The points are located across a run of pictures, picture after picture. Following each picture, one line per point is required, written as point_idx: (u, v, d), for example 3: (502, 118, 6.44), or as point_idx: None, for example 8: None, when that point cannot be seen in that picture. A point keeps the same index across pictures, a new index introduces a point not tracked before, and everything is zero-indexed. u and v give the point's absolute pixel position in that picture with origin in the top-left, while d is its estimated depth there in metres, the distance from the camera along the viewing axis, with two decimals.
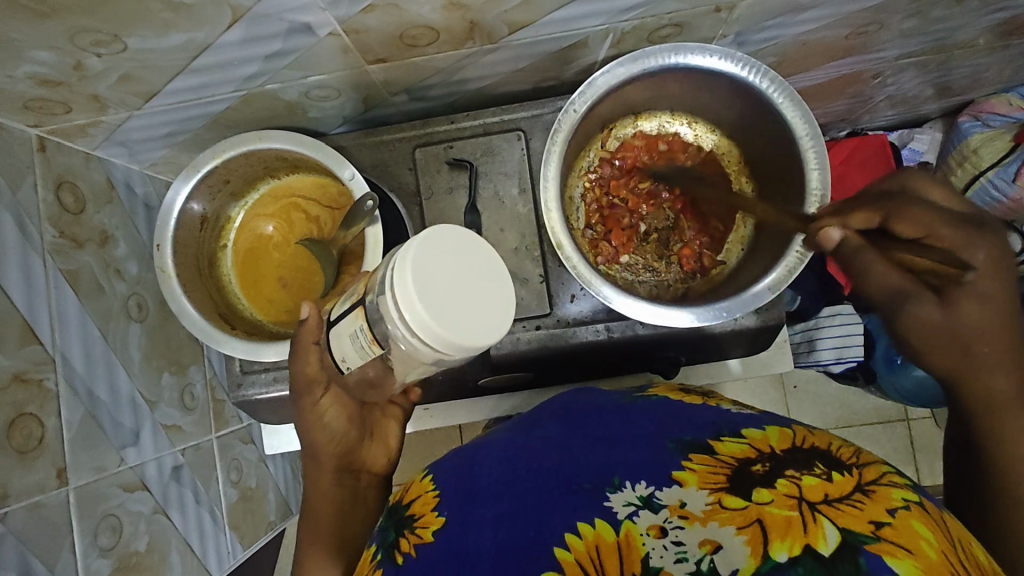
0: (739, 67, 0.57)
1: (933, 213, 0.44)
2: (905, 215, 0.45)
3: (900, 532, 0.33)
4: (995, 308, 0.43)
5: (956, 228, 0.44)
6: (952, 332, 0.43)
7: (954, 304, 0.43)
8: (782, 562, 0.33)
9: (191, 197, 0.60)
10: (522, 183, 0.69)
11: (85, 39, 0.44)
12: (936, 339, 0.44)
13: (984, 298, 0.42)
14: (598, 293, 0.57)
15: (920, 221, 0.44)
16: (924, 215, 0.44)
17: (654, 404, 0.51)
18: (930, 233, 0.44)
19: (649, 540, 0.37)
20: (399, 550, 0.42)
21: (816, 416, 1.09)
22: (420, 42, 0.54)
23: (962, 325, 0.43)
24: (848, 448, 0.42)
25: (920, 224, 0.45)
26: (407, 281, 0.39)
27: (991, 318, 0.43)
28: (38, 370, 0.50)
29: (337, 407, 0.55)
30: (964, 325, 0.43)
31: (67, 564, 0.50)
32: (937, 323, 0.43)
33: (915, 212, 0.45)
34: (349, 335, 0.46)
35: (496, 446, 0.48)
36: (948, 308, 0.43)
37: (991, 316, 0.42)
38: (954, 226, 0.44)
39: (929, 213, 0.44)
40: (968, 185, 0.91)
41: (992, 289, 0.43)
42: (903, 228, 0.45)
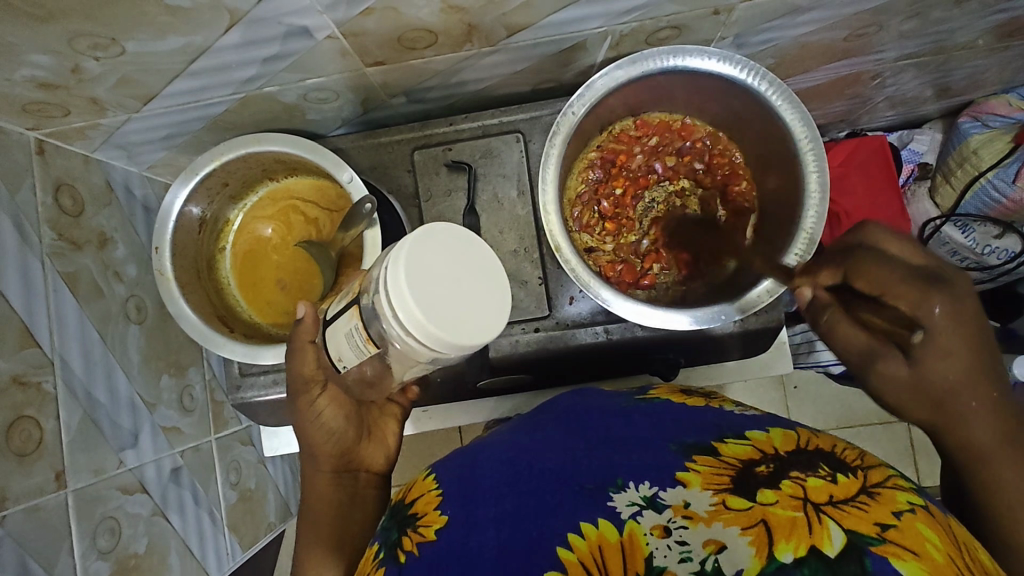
0: (737, 70, 0.57)
1: (890, 270, 0.42)
2: (861, 274, 0.43)
3: (905, 534, 0.33)
4: (963, 360, 0.42)
5: (913, 284, 0.42)
6: (925, 391, 0.43)
7: (920, 364, 0.42)
8: (787, 563, 0.33)
9: (190, 200, 0.60)
10: (521, 185, 0.69)
11: (83, 43, 0.44)
12: (911, 397, 0.43)
13: (948, 352, 0.41)
14: (597, 296, 0.57)
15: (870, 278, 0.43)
16: (882, 274, 0.43)
17: (657, 407, 0.50)
18: (888, 293, 0.42)
19: (652, 540, 0.37)
20: (402, 549, 0.42)
21: (815, 417, 1.09)
22: (419, 44, 0.54)
23: (931, 383, 0.42)
24: (853, 450, 0.42)
25: (874, 281, 0.43)
26: (400, 282, 0.39)
27: (963, 370, 0.42)
28: (37, 373, 0.50)
29: (335, 407, 0.54)
30: (935, 383, 0.42)
31: (66, 567, 0.50)
32: (907, 386, 0.43)
33: (873, 270, 0.43)
34: (345, 335, 0.46)
35: (497, 448, 0.48)
36: (912, 369, 0.43)
37: (962, 368, 0.42)
38: (912, 285, 0.42)
39: (888, 271, 0.42)
40: (968, 187, 0.91)
41: (955, 346, 0.41)
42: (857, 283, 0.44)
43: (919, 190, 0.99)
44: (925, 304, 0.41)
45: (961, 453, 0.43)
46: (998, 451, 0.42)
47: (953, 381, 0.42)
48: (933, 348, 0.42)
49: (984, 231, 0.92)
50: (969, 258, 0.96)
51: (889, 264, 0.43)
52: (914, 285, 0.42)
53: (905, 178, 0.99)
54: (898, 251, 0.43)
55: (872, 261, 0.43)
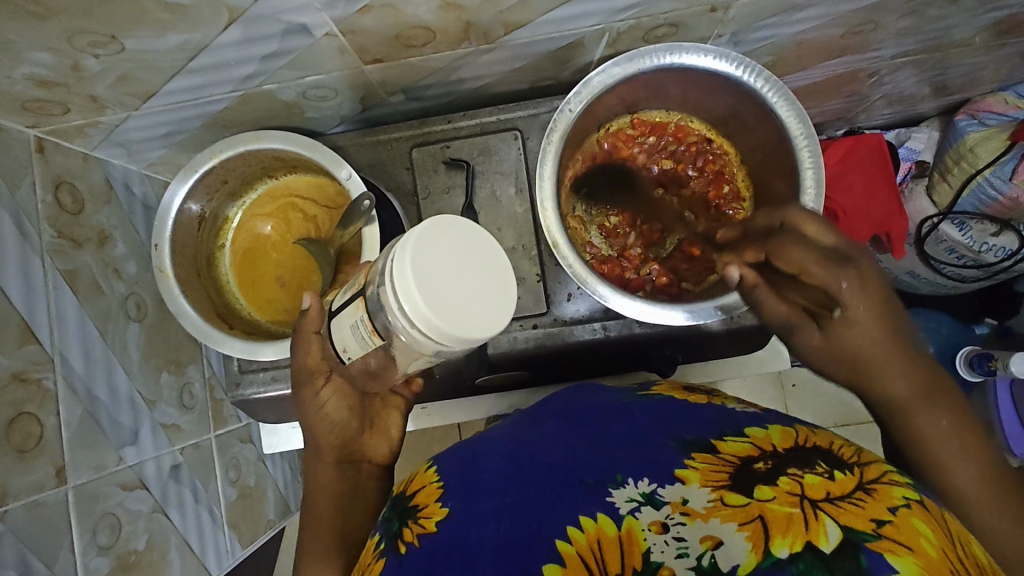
0: (735, 67, 0.57)
1: (806, 250, 0.47)
2: (783, 255, 0.48)
3: (900, 529, 0.33)
4: (872, 324, 0.46)
5: (825, 263, 0.46)
6: (843, 354, 0.47)
7: (831, 330, 0.47)
8: (782, 558, 0.33)
9: (189, 196, 0.60)
10: (519, 183, 0.70)
11: (83, 40, 0.45)
12: (829, 359, 0.48)
13: (859, 321, 0.46)
14: (594, 292, 0.57)
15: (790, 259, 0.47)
16: (800, 254, 0.47)
17: (656, 403, 0.51)
18: (803, 271, 0.47)
19: (650, 535, 0.37)
20: (403, 539, 0.42)
21: (814, 414, 1.09)
22: (417, 42, 0.55)
23: (846, 346, 0.47)
24: (850, 447, 0.42)
25: (795, 262, 0.47)
26: (405, 276, 0.39)
27: (876, 334, 0.46)
28: (37, 369, 0.50)
29: (338, 398, 0.55)
30: (851, 346, 0.46)
31: (66, 563, 0.50)
32: (827, 351, 0.48)
33: (793, 253, 0.47)
34: (350, 325, 0.47)
35: (498, 442, 0.49)
36: (825, 335, 0.48)
37: (872, 335, 0.46)
38: (824, 265, 0.46)
39: (803, 252, 0.47)
40: (964, 185, 0.91)
41: (863, 314, 0.46)
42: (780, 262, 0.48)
43: (917, 188, 0.98)
44: (834, 279, 0.46)
45: (887, 409, 0.47)
46: (920, 406, 0.45)
47: (868, 344, 0.46)
48: (844, 317, 0.46)
49: (981, 229, 0.92)
50: (966, 257, 0.96)
51: (808, 245, 0.47)
52: (826, 264, 0.46)
53: (902, 177, 0.99)
54: (816, 234, 0.46)
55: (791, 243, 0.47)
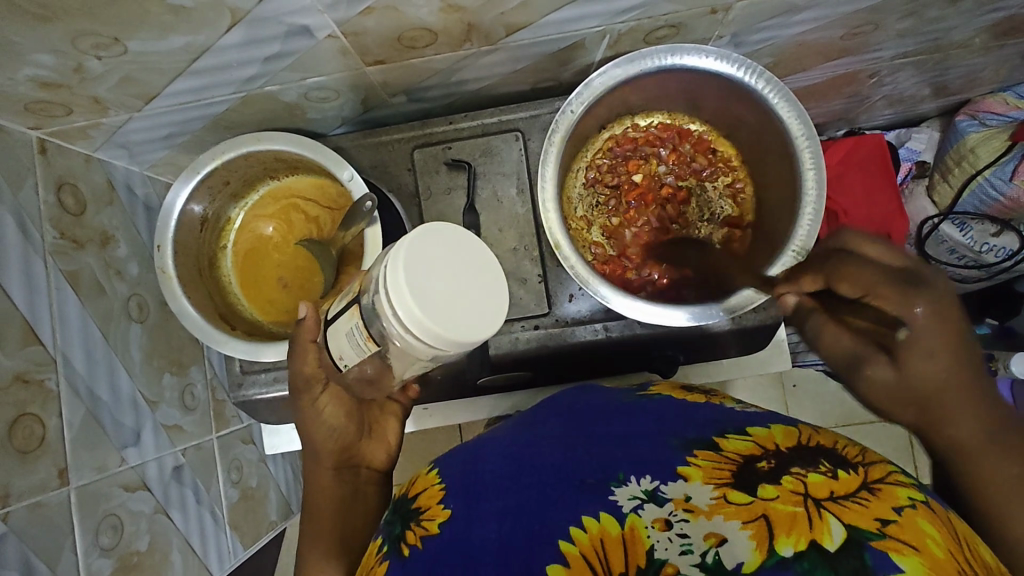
0: (736, 68, 0.57)
1: (872, 272, 0.44)
2: (845, 276, 0.46)
3: (906, 529, 0.33)
4: (944, 358, 0.43)
5: (892, 284, 0.44)
6: (911, 390, 0.44)
7: (902, 363, 0.44)
8: (787, 556, 0.33)
9: (191, 198, 0.60)
10: (521, 183, 0.70)
11: (85, 42, 0.45)
12: (895, 397, 0.45)
13: (931, 353, 0.43)
14: (595, 293, 0.57)
15: (854, 282, 0.45)
16: (863, 275, 0.45)
17: (657, 403, 0.51)
18: (870, 293, 0.44)
19: (654, 533, 0.37)
20: (405, 542, 0.42)
21: (815, 415, 1.09)
22: (418, 43, 0.55)
23: (917, 383, 0.44)
24: (854, 447, 0.42)
25: (859, 284, 0.45)
26: (398, 280, 0.40)
27: (946, 369, 0.43)
28: (40, 370, 0.50)
29: (335, 404, 0.55)
30: (921, 381, 0.43)
31: (69, 564, 0.50)
32: (894, 387, 0.45)
33: (856, 273, 0.45)
34: (345, 333, 0.47)
35: (501, 443, 0.49)
36: (894, 368, 0.44)
37: (945, 370, 0.43)
38: (894, 287, 0.43)
39: (870, 272, 0.45)
40: (965, 186, 0.92)
41: (936, 344, 0.43)
42: (843, 288, 0.46)
43: (917, 188, 0.99)
44: (905, 304, 0.43)
45: (952, 451, 0.44)
46: (986, 447, 0.43)
47: (940, 380, 0.43)
48: (915, 347, 0.43)
49: (982, 229, 0.92)
50: (968, 257, 0.95)
51: (872, 267, 0.45)
52: (895, 286, 0.44)
53: (902, 177, 0.99)
54: (879, 255, 0.45)
55: (853, 264, 0.45)
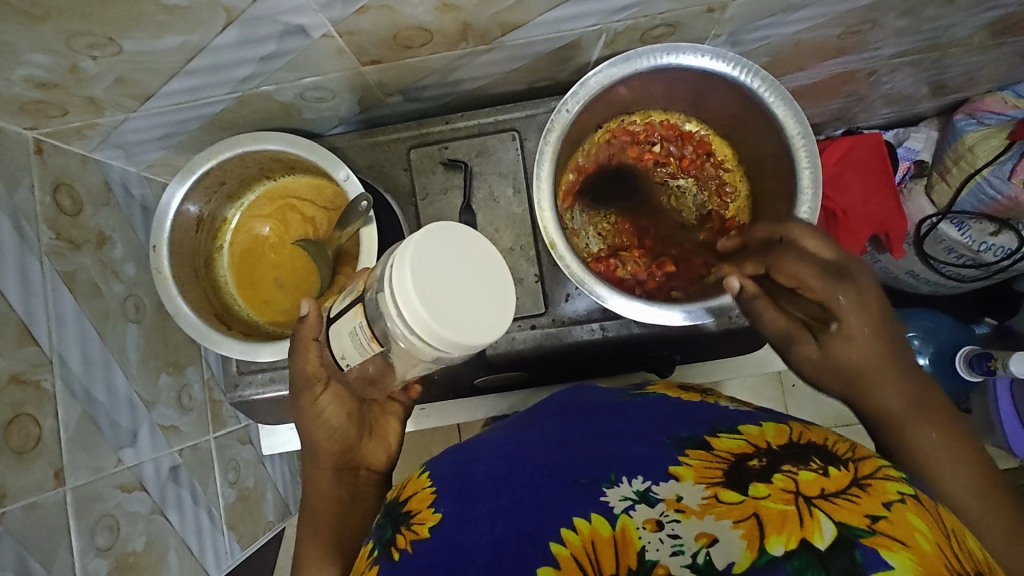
0: (732, 67, 0.57)
1: (808, 265, 0.50)
2: (782, 267, 0.51)
3: (895, 525, 0.33)
4: (866, 339, 0.49)
5: (825, 278, 0.49)
6: (836, 366, 0.49)
7: (829, 344, 0.50)
8: (778, 556, 0.33)
9: (186, 198, 0.60)
10: (517, 183, 0.70)
11: (80, 42, 0.45)
12: (824, 372, 0.50)
13: (852, 337, 0.49)
14: (592, 293, 0.57)
15: (791, 271, 0.50)
16: (798, 268, 0.50)
17: (652, 402, 0.51)
18: (804, 285, 0.50)
19: (644, 534, 0.37)
20: (395, 547, 0.42)
21: (814, 415, 1.09)
22: (414, 43, 0.55)
23: (841, 360, 0.49)
24: (844, 443, 0.42)
25: (794, 275, 0.50)
26: (405, 280, 0.39)
27: (867, 347, 0.48)
28: (36, 371, 0.50)
29: (336, 404, 0.55)
30: (846, 357, 0.49)
31: (65, 564, 0.50)
32: (819, 363, 0.50)
33: (790, 265, 0.50)
34: (349, 331, 0.46)
35: (493, 444, 0.49)
36: (823, 348, 0.50)
37: (867, 351, 0.48)
38: (822, 278, 0.49)
39: (803, 265, 0.50)
40: (964, 184, 0.90)
41: (859, 328, 0.49)
42: (783, 274, 0.51)
43: (914, 188, 0.98)
44: (832, 293, 0.49)
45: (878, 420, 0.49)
46: (907, 414, 0.48)
47: (861, 357, 0.49)
48: (842, 332, 0.49)
49: (981, 228, 0.92)
50: (966, 256, 0.96)
51: (809, 261, 0.50)
52: (826, 279, 0.49)
53: (900, 176, 0.99)
54: (815, 248, 0.50)
55: (792, 256, 0.50)
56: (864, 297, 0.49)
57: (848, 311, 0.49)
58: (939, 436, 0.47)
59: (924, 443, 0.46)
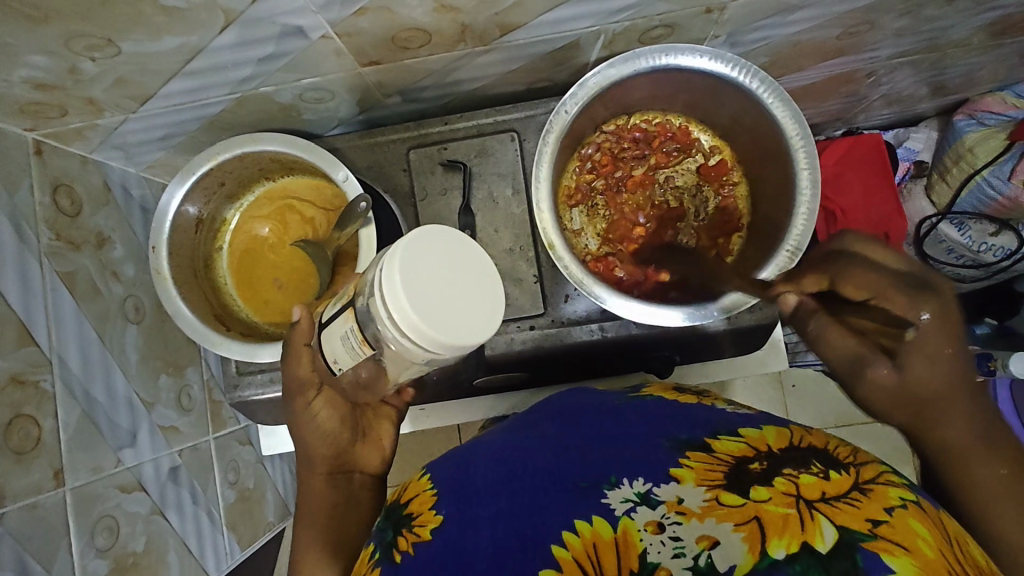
0: (729, 68, 0.57)
1: (874, 275, 0.45)
2: (852, 277, 0.46)
3: (897, 529, 0.33)
4: (945, 363, 0.42)
5: (901, 289, 0.44)
6: (910, 395, 0.43)
7: (905, 367, 0.43)
8: (779, 559, 0.33)
9: (186, 199, 0.60)
10: (516, 184, 0.70)
11: (79, 43, 0.45)
12: (893, 402, 0.43)
13: (932, 358, 0.42)
14: (591, 294, 0.57)
15: (860, 283, 0.45)
16: (872, 279, 0.45)
17: (649, 404, 0.51)
18: (878, 296, 0.45)
19: (646, 536, 0.37)
20: (397, 549, 0.42)
21: (813, 415, 1.09)
22: (413, 44, 0.55)
23: (914, 386, 0.43)
24: (846, 447, 0.42)
25: (865, 286, 0.45)
26: (394, 283, 0.39)
27: (944, 372, 0.42)
28: (35, 371, 0.50)
29: (330, 409, 0.55)
30: (920, 383, 0.42)
31: (64, 565, 0.50)
32: (889, 391, 0.44)
33: (863, 275, 0.45)
34: (340, 337, 0.47)
35: (492, 446, 0.49)
36: (895, 371, 0.43)
37: (945, 377, 0.42)
38: (903, 292, 0.44)
39: (876, 275, 0.45)
40: (964, 185, 0.91)
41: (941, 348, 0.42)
42: (852, 288, 0.46)
43: (916, 188, 0.99)
44: (913, 308, 0.43)
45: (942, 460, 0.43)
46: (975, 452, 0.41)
47: (938, 385, 0.42)
48: (919, 351, 0.43)
49: (980, 228, 0.92)
50: (966, 257, 0.96)
51: (876, 270, 0.45)
52: (903, 291, 0.44)
53: (900, 177, 0.99)
54: (885, 259, 0.46)
55: (859, 268, 0.46)
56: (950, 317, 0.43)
57: (930, 328, 0.42)
58: (1017, 478, 0.40)
59: (999, 484, 0.40)
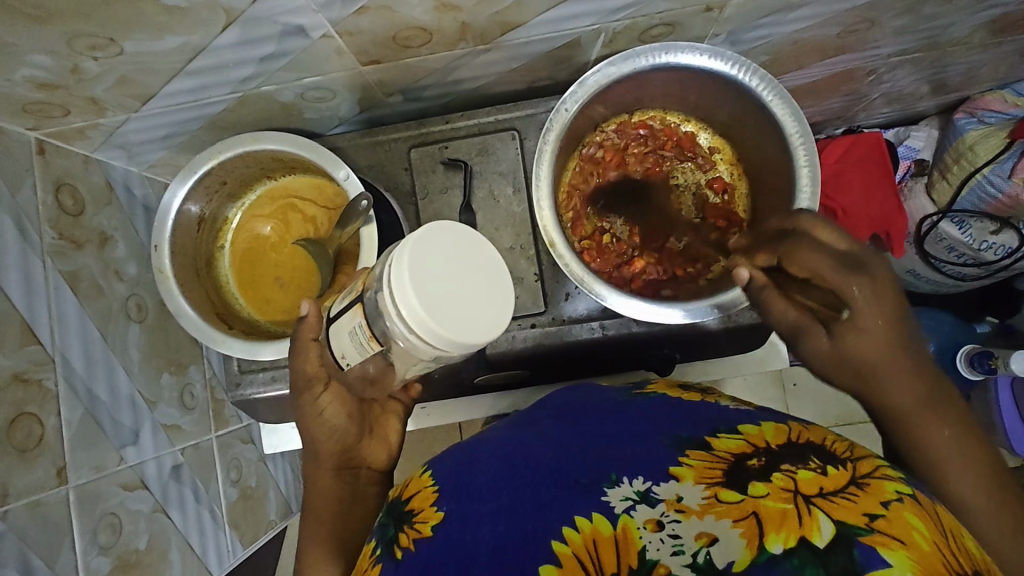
0: (730, 66, 0.57)
1: (818, 253, 0.47)
2: (796, 257, 0.48)
3: (893, 523, 0.33)
4: (881, 333, 0.46)
5: (838, 267, 0.46)
6: (849, 361, 0.47)
7: (841, 336, 0.47)
8: (777, 554, 0.33)
9: (188, 198, 0.60)
10: (517, 182, 0.70)
11: (81, 43, 0.45)
12: (834, 367, 0.48)
13: (868, 329, 0.46)
14: (592, 292, 0.58)
15: (805, 261, 0.48)
16: (813, 258, 0.47)
17: (653, 401, 0.51)
18: (818, 275, 0.47)
19: (645, 534, 0.37)
20: (399, 545, 0.42)
21: (815, 414, 1.09)
22: (413, 43, 0.55)
23: (853, 355, 0.46)
24: (843, 442, 0.42)
25: (808, 263, 0.47)
26: (403, 279, 0.40)
27: (883, 342, 0.46)
28: (38, 370, 0.50)
29: (337, 404, 0.55)
30: (856, 351, 0.46)
31: (67, 562, 0.50)
32: (830, 357, 0.48)
33: (804, 255, 0.48)
34: (348, 330, 0.47)
35: (494, 443, 0.49)
36: (832, 340, 0.47)
37: (881, 343, 0.46)
38: (837, 269, 0.46)
39: (817, 254, 0.47)
40: (964, 183, 0.90)
41: (876, 319, 0.46)
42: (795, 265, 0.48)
43: (916, 187, 0.98)
44: (845, 282, 0.46)
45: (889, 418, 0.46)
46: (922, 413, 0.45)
47: (877, 353, 0.46)
48: (853, 324, 0.46)
49: (981, 227, 0.92)
50: (966, 256, 0.95)
51: (822, 251, 0.47)
52: (840, 268, 0.46)
53: (901, 175, 0.99)
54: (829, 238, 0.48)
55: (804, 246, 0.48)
56: (881, 290, 0.46)
57: (863, 299, 0.46)
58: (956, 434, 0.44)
59: (943, 443, 0.44)
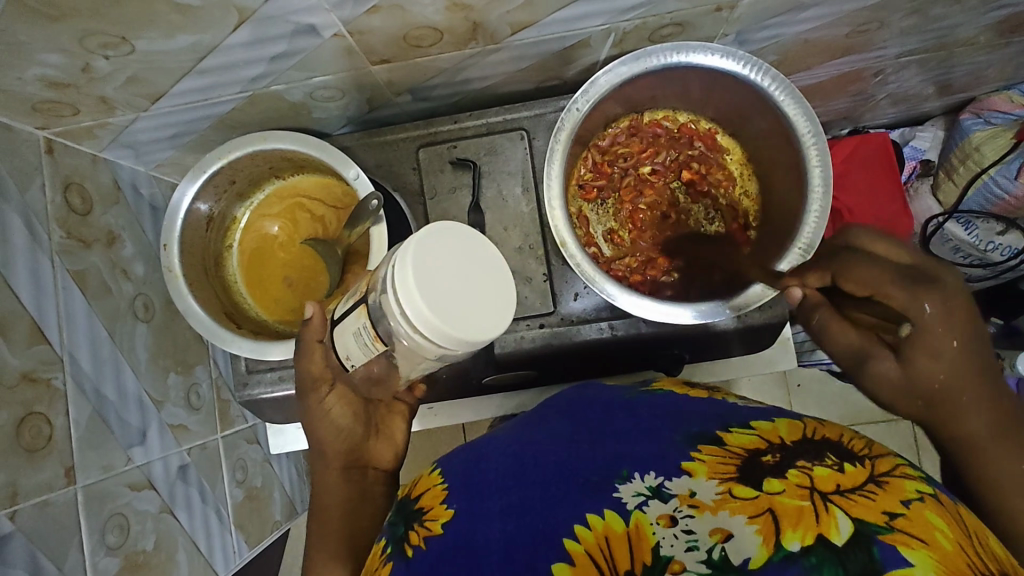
0: (740, 65, 0.57)
1: (878, 270, 0.45)
2: (849, 276, 0.46)
3: (914, 522, 0.33)
4: (953, 357, 0.44)
5: (900, 285, 0.44)
6: (916, 388, 0.46)
7: (908, 361, 0.45)
8: (794, 551, 0.33)
9: (197, 196, 0.60)
10: (525, 182, 0.70)
11: (93, 41, 0.45)
12: (900, 393, 0.47)
13: (934, 351, 0.44)
14: (601, 290, 0.57)
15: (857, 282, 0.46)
16: (870, 275, 0.45)
17: (660, 398, 0.51)
18: (877, 292, 0.45)
19: (658, 529, 0.37)
20: (408, 542, 0.42)
21: (820, 415, 1.09)
22: (424, 42, 0.55)
23: (923, 381, 0.45)
24: (860, 440, 0.42)
25: (864, 283, 0.46)
26: (413, 295, 0.39)
27: (954, 366, 0.44)
28: (47, 369, 0.50)
29: (343, 405, 0.55)
30: (925, 378, 0.45)
31: (76, 562, 0.50)
32: (897, 382, 0.47)
33: (862, 273, 0.45)
34: (353, 332, 0.47)
35: (503, 442, 0.49)
36: (902, 366, 0.46)
37: (950, 368, 0.44)
38: (902, 286, 0.44)
39: (873, 271, 0.45)
40: (970, 183, 0.91)
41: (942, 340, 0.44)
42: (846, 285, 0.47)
43: (922, 188, 0.99)
44: (912, 301, 0.44)
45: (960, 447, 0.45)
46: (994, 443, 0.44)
47: (943, 377, 0.45)
48: (918, 346, 0.45)
49: (987, 228, 0.92)
50: (972, 256, 0.95)
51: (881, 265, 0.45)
52: (903, 286, 0.44)
53: (907, 176, 0.99)
54: (884, 251, 0.46)
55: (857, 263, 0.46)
56: (947, 303, 0.43)
57: (928, 316, 0.44)
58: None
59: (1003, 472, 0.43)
